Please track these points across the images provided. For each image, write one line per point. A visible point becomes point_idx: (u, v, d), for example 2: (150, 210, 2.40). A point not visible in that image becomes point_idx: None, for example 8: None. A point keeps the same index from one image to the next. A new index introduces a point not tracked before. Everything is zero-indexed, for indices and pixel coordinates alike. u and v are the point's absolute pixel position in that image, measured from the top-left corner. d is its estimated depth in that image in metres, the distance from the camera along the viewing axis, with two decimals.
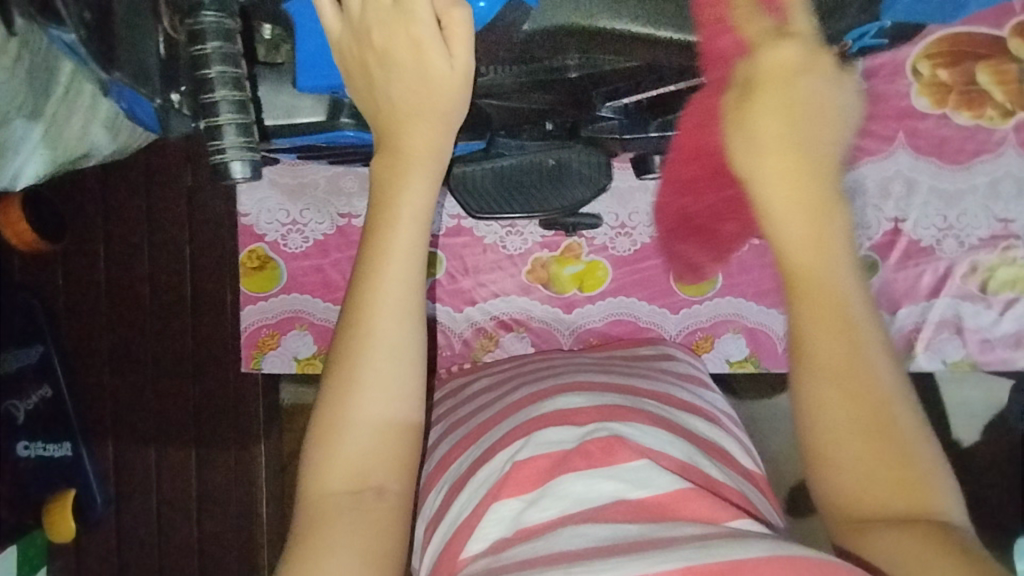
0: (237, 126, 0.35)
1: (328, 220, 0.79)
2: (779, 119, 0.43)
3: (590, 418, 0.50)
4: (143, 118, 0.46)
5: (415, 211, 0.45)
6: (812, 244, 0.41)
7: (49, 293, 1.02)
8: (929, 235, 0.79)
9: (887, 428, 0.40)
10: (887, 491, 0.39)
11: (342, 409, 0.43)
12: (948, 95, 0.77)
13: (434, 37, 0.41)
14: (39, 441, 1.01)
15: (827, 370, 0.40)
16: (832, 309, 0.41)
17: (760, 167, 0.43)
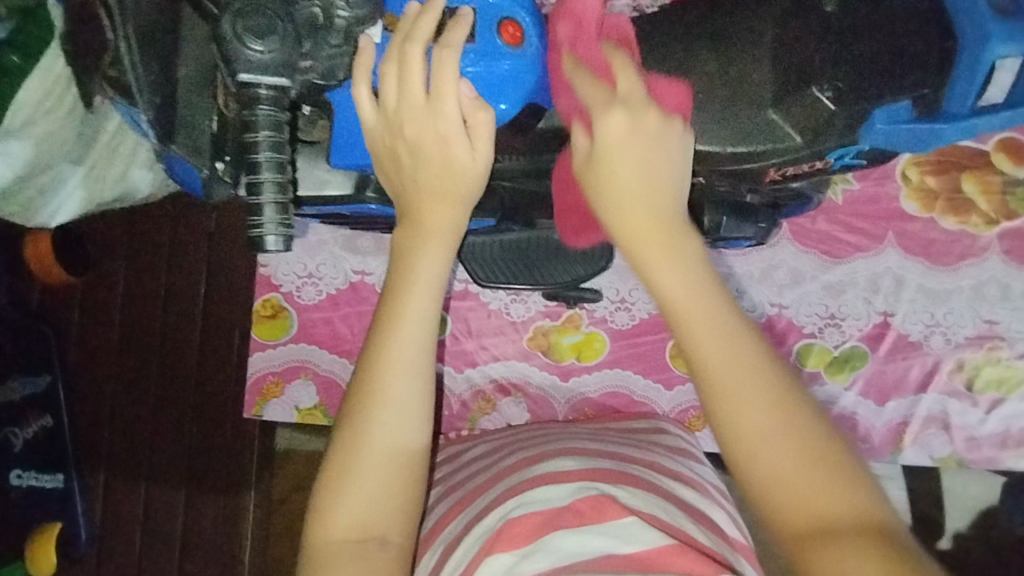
0: (276, 204, 0.38)
1: (342, 276, 0.83)
2: (642, 174, 0.45)
3: (578, 477, 0.53)
4: (185, 181, 0.51)
5: (429, 275, 0.49)
6: (684, 280, 0.44)
7: (66, 327, 1.07)
8: (917, 330, 0.82)
9: (810, 445, 0.42)
10: (826, 501, 0.41)
11: (350, 459, 0.47)
12: (935, 201, 0.82)
13: (458, 132, 0.46)
14: (32, 471, 0.99)
15: (730, 382, 0.43)
16: (734, 342, 0.43)
17: (619, 207, 0.45)
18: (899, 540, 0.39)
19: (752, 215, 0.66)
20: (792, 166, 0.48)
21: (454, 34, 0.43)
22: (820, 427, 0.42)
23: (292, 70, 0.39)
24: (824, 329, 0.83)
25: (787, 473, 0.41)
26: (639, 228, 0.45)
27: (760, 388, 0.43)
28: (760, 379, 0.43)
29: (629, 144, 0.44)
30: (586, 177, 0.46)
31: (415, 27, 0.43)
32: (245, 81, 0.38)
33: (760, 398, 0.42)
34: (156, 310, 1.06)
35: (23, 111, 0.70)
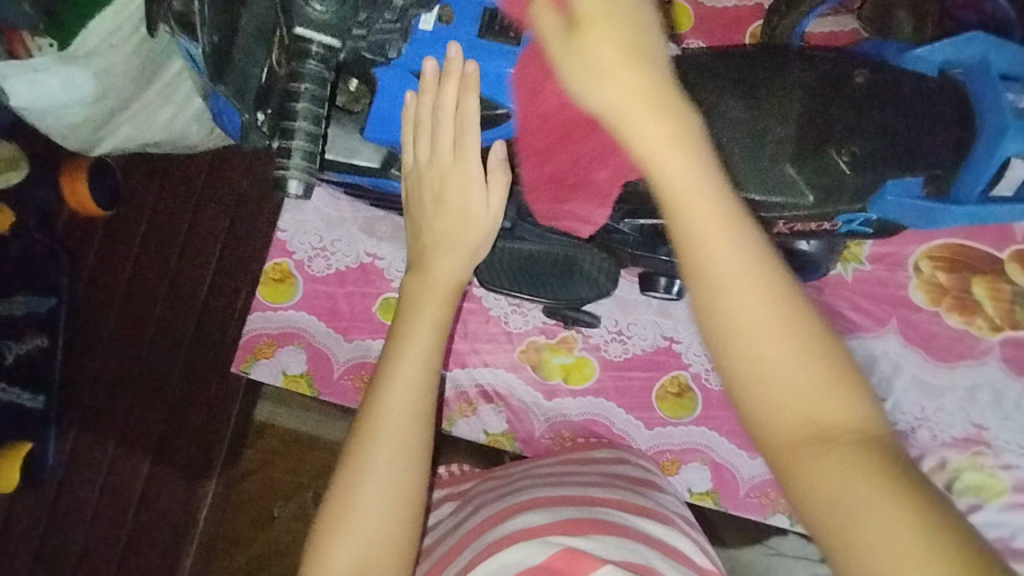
0: (304, 152, 0.39)
1: (354, 255, 0.85)
2: (625, 50, 0.42)
3: (547, 531, 0.54)
4: (229, 125, 0.53)
5: (434, 317, 0.59)
6: (677, 149, 0.42)
7: (81, 255, 1.10)
8: (905, 420, 0.82)
9: (801, 337, 0.40)
10: (821, 407, 0.39)
11: (349, 499, 0.54)
12: (942, 296, 0.83)
13: (479, 184, 0.57)
14: (16, 388, 1.02)
15: (729, 291, 0.40)
16: (730, 234, 0.41)
17: (615, 92, 0.42)
18: (891, 451, 0.39)
19: None
20: (801, 222, 0.50)
21: (470, 98, 0.52)
22: (815, 327, 0.41)
23: (347, 33, 0.40)
24: None
25: (789, 393, 0.40)
26: (641, 111, 0.42)
27: (760, 294, 0.40)
28: (745, 260, 0.41)
29: (607, 16, 0.43)
30: (570, 65, 0.44)
31: (437, 92, 0.52)
32: (301, 35, 0.40)
33: (760, 303, 0.40)
34: (170, 263, 1.11)
35: (92, 40, 0.77)
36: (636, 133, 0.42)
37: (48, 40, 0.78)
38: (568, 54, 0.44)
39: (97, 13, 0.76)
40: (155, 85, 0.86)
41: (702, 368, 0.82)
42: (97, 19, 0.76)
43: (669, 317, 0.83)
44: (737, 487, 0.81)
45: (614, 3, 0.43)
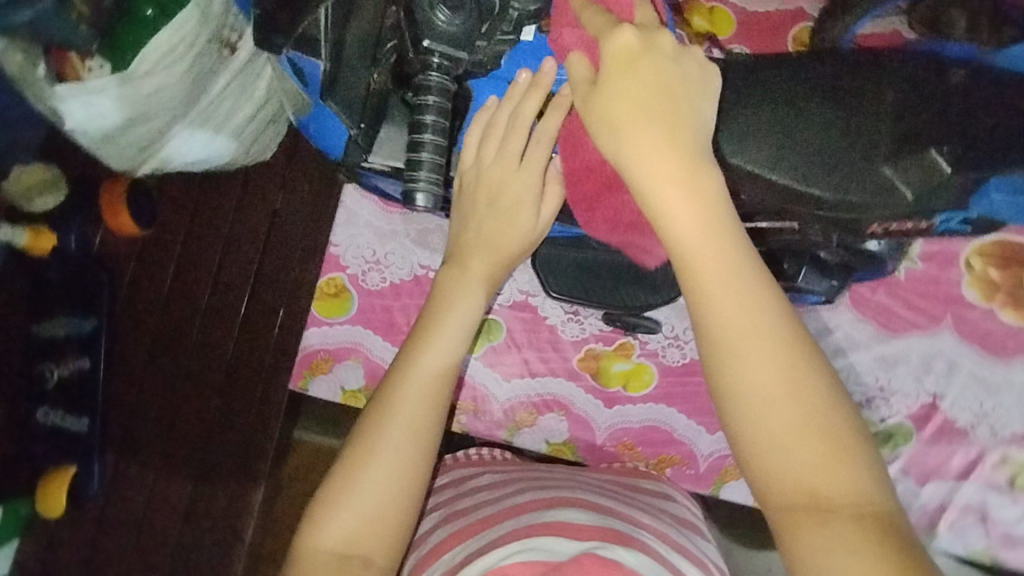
0: (432, 165, 0.39)
1: (408, 268, 0.85)
2: (654, 108, 0.46)
3: (588, 534, 0.57)
4: (323, 143, 0.53)
5: (464, 315, 0.62)
6: (716, 238, 0.45)
7: (119, 273, 1.09)
8: (964, 417, 0.82)
9: (814, 419, 0.44)
10: (824, 486, 0.43)
11: (354, 474, 0.56)
12: (995, 292, 0.83)
13: (533, 196, 0.61)
14: (58, 411, 1.00)
15: (745, 365, 0.45)
16: (756, 326, 0.45)
17: (677, 206, 0.45)
18: (899, 539, 0.42)
19: (828, 271, 0.68)
20: (895, 221, 0.50)
21: (555, 114, 0.54)
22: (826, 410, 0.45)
23: (469, 45, 0.41)
24: (872, 400, 0.83)
25: (801, 480, 0.43)
26: (682, 196, 0.45)
27: (776, 382, 0.44)
28: (768, 339, 0.45)
29: (636, 63, 0.47)
30: (604, 128, 0.48)
31: (522, 99, 0.54)
32: (423, 46, 0.40)
33: (780, 399, 0.44)
34: (209, 273, 1.11)
35: (149, 61, 0.76)
36: (654, 186, 0.46)
37: (100, 61, 0.76)
38: (605, 97, 0.47)
39: (151, 33, 0.76)
40: (202, 101, 0.86)
41: None
42: (153, 39, 0.76)
43: None
44: None
45: (642, 50, 0.47)
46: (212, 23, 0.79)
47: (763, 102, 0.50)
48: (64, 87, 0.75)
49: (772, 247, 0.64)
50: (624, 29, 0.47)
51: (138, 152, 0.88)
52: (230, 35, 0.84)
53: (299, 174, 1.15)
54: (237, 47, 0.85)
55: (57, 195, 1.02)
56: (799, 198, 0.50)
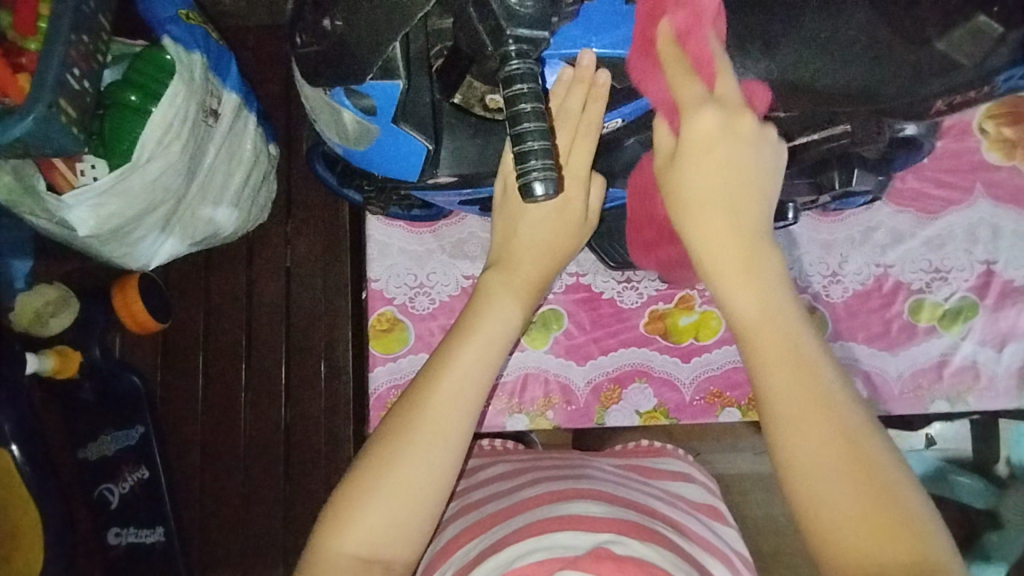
0: (543, 149, 0.37)
1: (453, 282, 0.84)
2: (716, 181, 0.51)
3: (604, 527, 0.53)
4: (391, 167, 0.50)
5: (500, 319, 0.61)
6: (764, 301, 0.49)
7: (151, 374, 1.06)
8: (1021, 275, 0.84)
9: (873, 479, 0.44)
10: (886, 548, 0.42)
11: (383, 470, 0.53)
12: (1016, 149, 0.85)
13: (579, 190, 0.61)
14: (130, 528, 1.00)
15: (797, 419, 0.46)
16: (781, 327, 0.48)
17: (709, 224, 0.51)
18: None
19: (874, 168, 0.69)
20: (954, 95, 0.50)
21: (597, 106, 0.52)
22: (850, 404, 0.46)
23: (547, 22, 0.37)
24: (932, 283, 0.84)
25: (814, 454, 0.45)
26: (711, 224, 0.51)
27: (789, 360, 0.47)
28: (827, 392, 0.46)
29: (716, 144, 0.49)
30: (672, 185, 0.52)
31: (568, 96, 0.52)
32: (503, 34, 0.37)
33: (797, 378, 0.47)
34: (238, 347, 1.06)
35: (148, 147, 0.73)
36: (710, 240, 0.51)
37: (91, 161, 0.75)
38: (682, 174, 0.51)
39: (143, 119, 0.73)
40: (199, 178, 0.84)
41: (819, 285, 0.85)
42: (147, 125, 0.72)
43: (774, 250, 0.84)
44: (891, 387, 0.84)
45: (725, 129, 0.49)
46: (198, 92, 0.76)
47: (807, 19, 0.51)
48: (71, 195, 0.71)
49: (817, 159, 0.65)
50: (701, 101, 0.48)
51: (148, 246, 0.85)
52: (212, 100, 0.81)
53: (302, 229, 1.06)
54: (220, 110, 0.82)
55: (71, 312, 0.97)
56: (857, 98, 0.52)
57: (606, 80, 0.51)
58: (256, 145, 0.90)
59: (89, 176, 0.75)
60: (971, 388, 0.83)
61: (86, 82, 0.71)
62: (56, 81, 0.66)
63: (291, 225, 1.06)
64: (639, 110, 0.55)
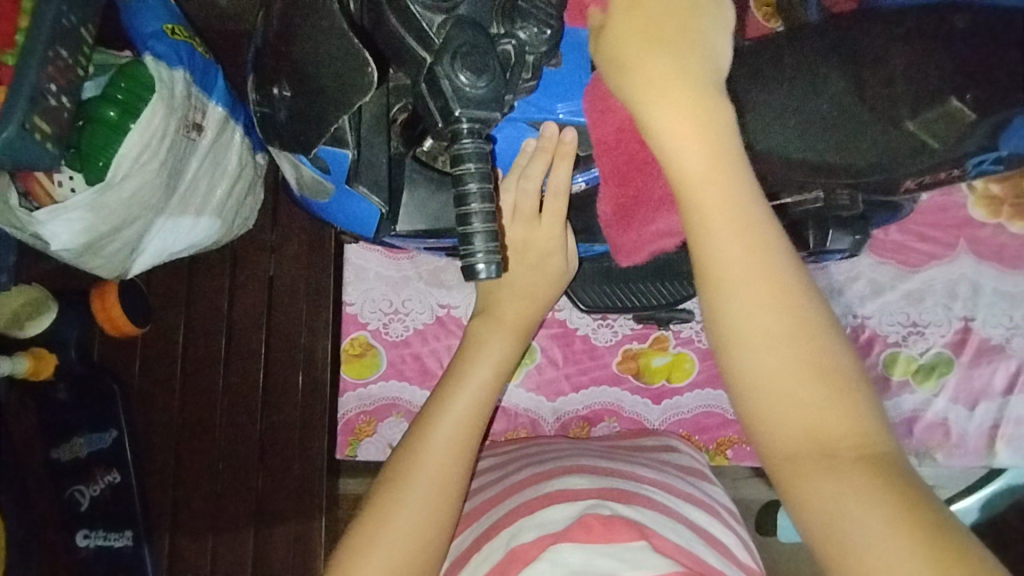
0: (486, 233, 0.37)
1: (428, 310, 0.98)
2: (654, 24, 0.43)
3: (591, 496, 0.57)
4: (351, 223, 0.54)
5: (498, 348, 0.65)
6: (710, 155, 0.42)
7: (127, 376, 1.04)
8: (998, 333, 0.83)
9: (815, 351, 0.41)
10: (822, 419, 0.40)
11: (398, 491, 0.57)
12: (1001, 207, 0.84)
13: (558, 245, 0.64)
14: (99, 530, 0.99)
15: (734, 288, 0.42)
16: (724, 186, 0.42)
17: (655, 72, 0.42)
18: (894, 463, 0.40)
19: (847, 225, 0.68)
20: (926, 175, 0.51)
21: (562, 167, 0.54)
22: (831, 345, 0.41)
23: (500, 102, 0.38)
24: (908, 337, 0.84)
25: (751, 320, 0.41)
26: (682, 152, 0.42)
27: (772, 303, 0.41)
28: (764, 259, 0.42)
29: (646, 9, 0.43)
30: (612, 46, 0.43)
31: (530, 164, 0.55)
32: (453, 114, 0.37)
33: (783, 339, 0.41)
34: (219, 350, 1.03)
35: (124, 163, 0.73)
36: (651, 88, 0.42)
37: (69, 172, 0.74)
38: (616, 32, 0.44)
39: (122, 135, 0.73)
40: (184, 185, 0.83)
41: None
42: (124, 143, 0.73)
43: None
44: None
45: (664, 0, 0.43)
46: (178, 109, 0.76)
47: (783, 87, 0.51)
48: (45, 212, 0.72)
49: (792, 219, 0.64)
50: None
51: (126, 257, 0.85)
52: (195, 115, 0.80)
53: (288, 237, 1.04)
54: (204, 124, 0.82)
55: (50, 314, 0.97)
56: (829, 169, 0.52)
57: (573, 136, 0.52)
58: (242, 157, 0.89)
59: (68, 187, 0.75)
60: (941, 444, 0.83)
61: (63, 98, 0.70)
62: (30, 99, 0.66)
63: (279, 229, 1.04)
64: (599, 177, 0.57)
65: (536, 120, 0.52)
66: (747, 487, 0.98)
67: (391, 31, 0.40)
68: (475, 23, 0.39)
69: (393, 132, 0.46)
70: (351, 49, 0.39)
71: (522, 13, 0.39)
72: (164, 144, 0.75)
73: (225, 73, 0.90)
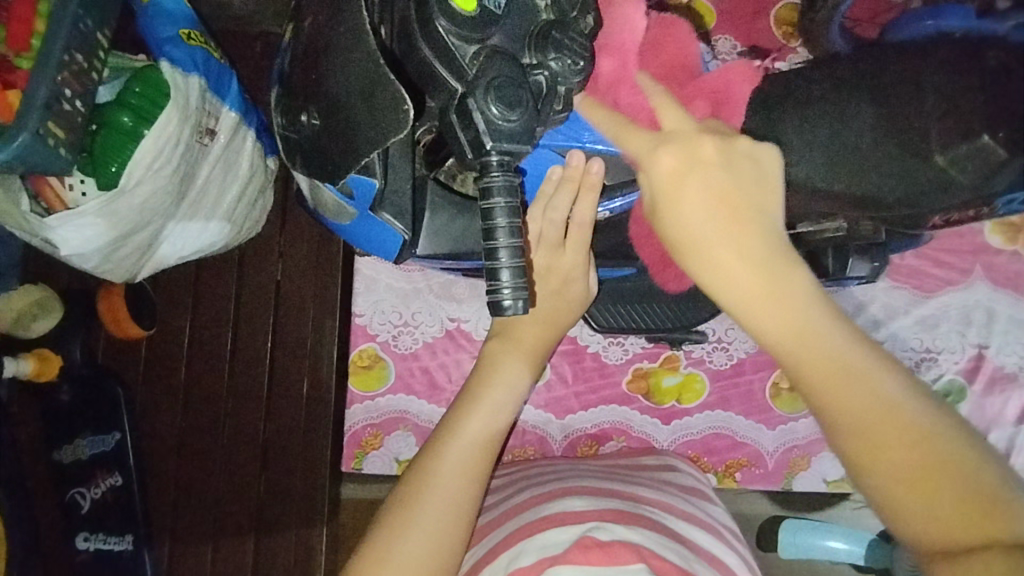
0: (513, 268, 0.36)
1: (437, 324, 0.97)
2: (707, 204, 0.46)
3: (589, 516, 0.57)
4: (370, 246, 0.53)
5: (511, 370, 0.64)
6: (790, 318, 0.44)
7: (131, 379, 1.03)
8: (1011, 362, 0.83)
9: (938, 462, 0.42)
10: (962, 528, 0.41)
11: (404, 512, 0.57)
12: (1018, 234, 0.83)
13: (579, 270, 0.63)
14: (99, 534, 0.98)
15: (847, 437, 0.44)
16: (815, 343, 0.44)
17: (724, 260, 0.45)
18: None
19: (867, 252, 0.67)
20: (955, 212, 0.50)
21: (587, 198, 0.54)
22: (956, 449, 0.42)
23: (531, 135, 0.38)
24: (921, 363, 0.83)
25: (877, 461, 0.43)
26: (754, 300, 0.45)
27: (870, 420, 0.43)
28: (872, 393, 0.43)
29: (688, 180, 0.46)
30: (680, 224, 0.47)
31: (556, 193, 0.55)
32: (484, 147, 0.37)
33: (891, 457, 0.43)
34: (224, 354, 1.03)
35: (137, 170, 0.73)
36: (723, 265, 0.45)
37: (80, 176, 0.74)
38: (678, 207, 0.47)
39: (136, 143, 0.73)
40: (194, 190, 0.83)
41: None
42: (137, 149, 0.72)
43: None
44: None
45: (693, 164, 0.46)
46: (192, 115, 0.75)
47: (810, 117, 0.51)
48: (54, 218, 0.71)
49: (811, 245, 0.64)
50: (654, 145, 0.47)
51: (135, 262, 0.84)
52: (208, 120, 0.80)
53: (297, 243, 1.04)
54: (216, 130, 0.81)
55: (54, 316, 0.96)
56: (853, 202, 0.52)
57: (599, 168, 0.53)
58: (253, 162, 0.89)
59: (79, 192, 0.74)
60: None
61: (78, 102, 0.69)
62: (45, 104, 0.65)
63: (288, 234, 1.04)
64: (632, 202, 0.56)
65: (563, 148, 0.52)
66: (751, 508, 0.97)
67: (421, 58, 0.40)
68: (508, 54, 0.39)
69: (419, 157, 0.47)
70: (380, 73, 0.39)
71: (556, 44, 0.39)
72: (177, 151, 0.75)
73: (240, 78, 0.89)
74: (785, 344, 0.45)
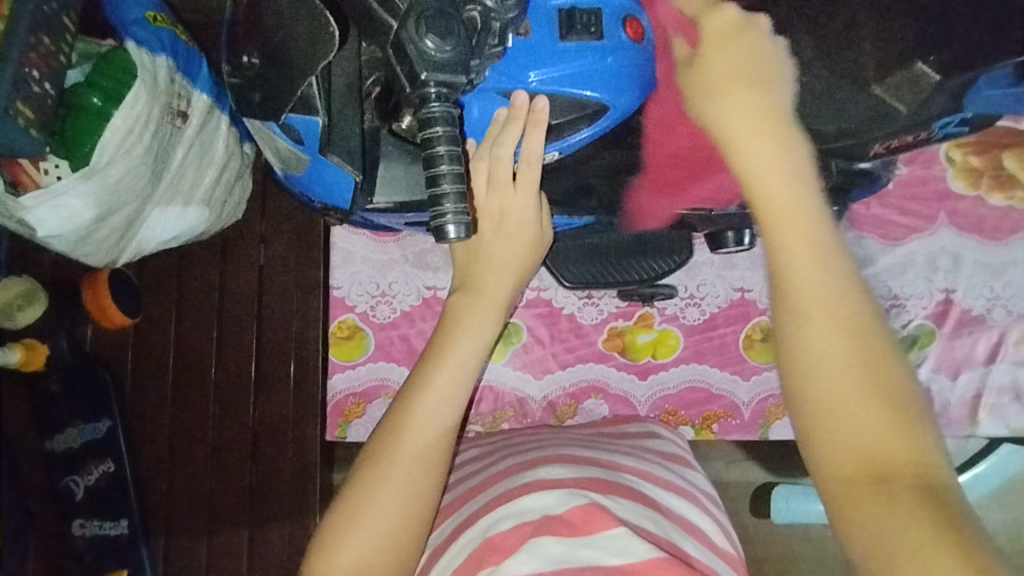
0: (456, 194, 0.39)
1: (415, 292, 1.00)
2: (743, 65, 0.50)
3: (570, 483, 0.57)
4: (323, 194, 0.57)
5: (478, 333, 0.65)
6: (784, 180, 0.48)
7: (120, 367, 1.05)
8: (978, 304, 0.84)
9: (880, 383, 0.44)
10: (880, 452, 0.42)
11: (378, 473, 0.58)
12: (981, 178, 0.85)
13: (536, 215, 0.65)
14: (94, 520, 1.00)
15: (799, 303, 0.46)
16: (794, 212, 0.47)
17: (727, 110, 0.50)
18: (958, 508, 0.40)
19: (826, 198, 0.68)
20: (894, 138, 0.53)
21: (535, 133, 0.55)
22: (896, 378, 0.44)
23: (466, 66, 0.40)
24: (890, 310, 0.85)
25: (815, 338, 0.45)
26: (747, 146, 0.49)
27: (860, 371, 0.44)
28: (836, 281, 0.46)
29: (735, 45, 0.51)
30: (702, 90, 0.52)
31: (502, 133, 0.56)
32: (420, 78, 0.39)
33: (859, 406, 0.43)
34: (210, 341, 1.04)
35: (108, 150, 0.74)
36: (731, 120, 0.50)
37: (54, 160, 0.74)
38: (708, 70, 0.52)
39: (104, 122, 0.74)
40: (168, 175, 0.83)
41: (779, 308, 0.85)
42: (106, 130, 0.73)
43: (735, 269, 0.84)
44: None
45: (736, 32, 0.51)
46: (161, 96, 0.77)
47: None
48: (29, 199, 0.73)
49: None
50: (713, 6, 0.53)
51: (115, 247, 0.85)
52: (179, 102, 0.81)
53: (277, 226, 1.04)
54: (188, 112, 0.82)
55: (40, 304, 0.96)
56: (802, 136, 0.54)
57: (544, 103, 0.53)
58: (228, 145, 0.90)
59: (54, 175, 0.74)
60: None
61: (46, 85, 0.71)
62: (12, 84, 0.66)
63: (268, 217, 1.04)
64: (574, 145, 0.58)
65: (507, 89, 0.54)
66: (734, 465, 0.99)
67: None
68: None
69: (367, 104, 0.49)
70: (313, 11, 0.42)
71: None
72: (146, 130, 0.76)
73: (210, 61, 0.91)
74: (783, 261, 0.47)
